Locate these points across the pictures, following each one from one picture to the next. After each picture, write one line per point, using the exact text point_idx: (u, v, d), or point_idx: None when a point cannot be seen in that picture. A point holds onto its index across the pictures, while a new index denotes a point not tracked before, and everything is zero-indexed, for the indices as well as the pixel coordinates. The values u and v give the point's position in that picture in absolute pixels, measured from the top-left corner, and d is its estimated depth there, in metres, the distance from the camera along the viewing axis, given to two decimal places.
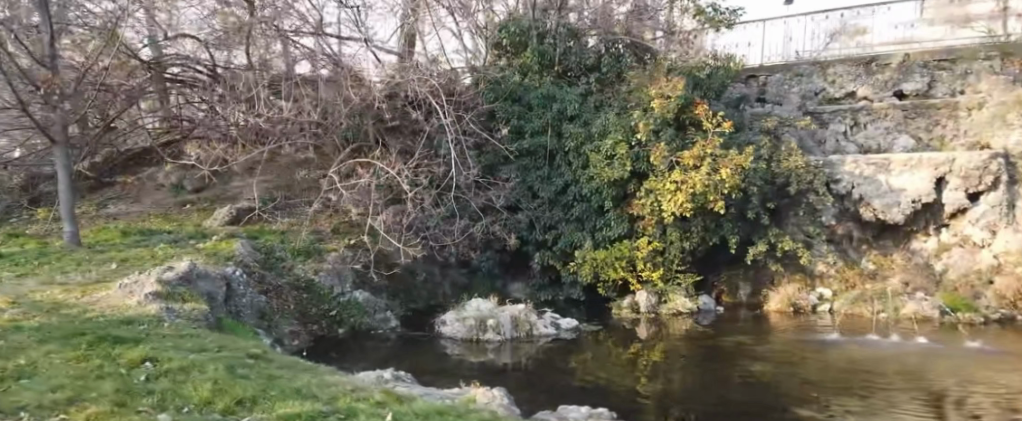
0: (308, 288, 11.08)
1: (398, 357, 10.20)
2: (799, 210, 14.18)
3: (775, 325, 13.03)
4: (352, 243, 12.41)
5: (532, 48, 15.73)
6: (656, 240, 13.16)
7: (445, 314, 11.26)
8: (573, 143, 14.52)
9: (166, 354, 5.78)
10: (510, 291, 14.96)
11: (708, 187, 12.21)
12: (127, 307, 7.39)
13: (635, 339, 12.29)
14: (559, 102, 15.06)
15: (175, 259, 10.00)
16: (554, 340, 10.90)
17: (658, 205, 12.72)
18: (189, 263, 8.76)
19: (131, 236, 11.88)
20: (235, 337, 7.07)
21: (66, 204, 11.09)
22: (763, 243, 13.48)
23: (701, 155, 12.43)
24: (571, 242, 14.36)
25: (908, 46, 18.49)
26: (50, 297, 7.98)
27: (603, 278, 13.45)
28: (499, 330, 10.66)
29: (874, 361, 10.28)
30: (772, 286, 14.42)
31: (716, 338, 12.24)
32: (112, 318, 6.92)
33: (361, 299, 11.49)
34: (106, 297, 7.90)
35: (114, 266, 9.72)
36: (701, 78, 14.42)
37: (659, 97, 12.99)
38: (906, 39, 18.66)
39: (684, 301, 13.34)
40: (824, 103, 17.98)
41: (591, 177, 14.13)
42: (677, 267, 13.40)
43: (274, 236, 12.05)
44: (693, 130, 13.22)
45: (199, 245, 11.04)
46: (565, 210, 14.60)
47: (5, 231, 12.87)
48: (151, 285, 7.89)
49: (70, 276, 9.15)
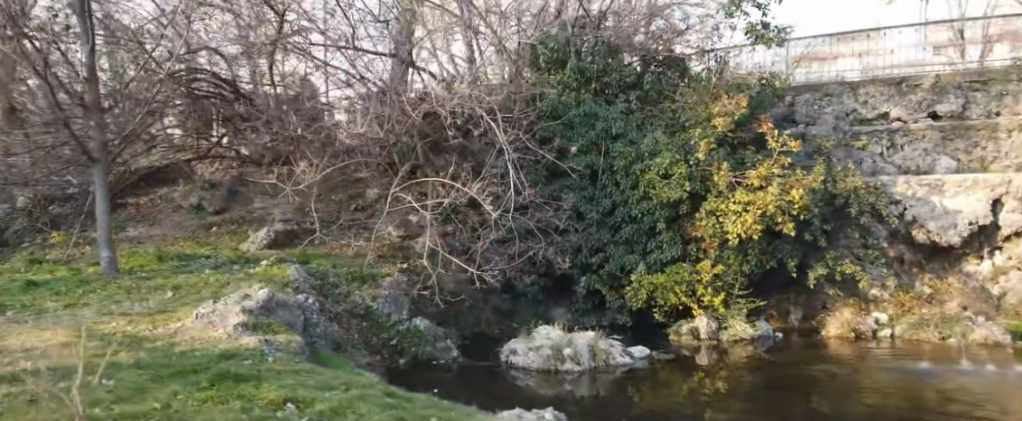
0: (367, 316, 10.32)
1: (471, 389, 9.37)
2: (850, 232, 13.86)
3: (839, 352, 12.59)
4: (406, 268, 11.70)
5: (572, 65, 15.23)
6: (717, 263, 12.59)
7: (512, 342, 10.45)
8: (622, 162, 13.88)
9: (302, 393, 5.19)
10: (554, 317, 14.28)
11: (777, 208, 11.78)
12: (216, 339, 6.67)
13: (702, 368, 11.71)
14: (603, 121, 14.58)
15: (235, 287, 9.16)
16: (632, 370, 10.11)
17: (721, 227, 12.21)
18: (266, 291, 8.02)
19: (169, 261, 10.93)
20: (346, 373, 6.42)
21: (104, 226, 10.06)
22: (824, 267, 12.97)
23: (768, 176, 11.94)
24: (622, 265, 13.79)
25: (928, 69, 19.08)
26: (119, 329, 7.18)
27: (659, 303, 12.86)
28: (578, 360, 9.87)
29: (975, 393, 9.99)
30: (826, 311, 13.99)
31: (789, 367, 11.78)
32: (209, 353, 6.22)
33: (422, 327, 10.67)
34: (184, 329, 7.13)
35: (170, 294, 8.85)
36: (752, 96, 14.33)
37: (722, 115, 12.54)
38: (927, 61, 19.27)
39: (745, 327, 12.73)
40: (856, 123, 18.10)
41: (642, 198, 13.64)
42: (737, 291, 12.86)
43: (324, 261, 11.30)
44: (753, 148, 12.93)
45: (250, 271, 10.22)
46: (612, 232, 14.00)
47: (23, 255, 11.82)
48: (236, 315, 7.17)
49: (127, 305, 8.29)
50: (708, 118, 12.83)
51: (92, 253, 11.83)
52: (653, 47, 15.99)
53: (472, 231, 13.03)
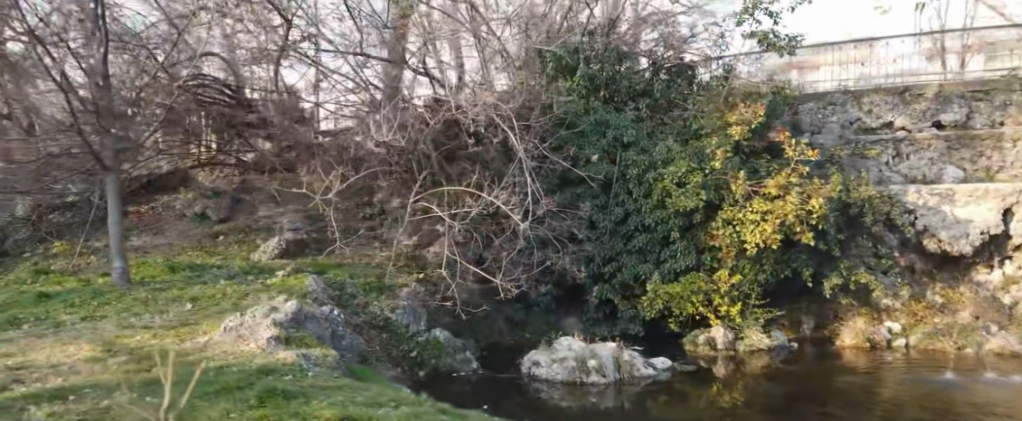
0: (386, 327, 10.07)
1: (496, 403, 9.14)
2: (861, 240, 13.73)
3: (857, 362, 12.53)
4: (421, 278, 11.48)
5: (582, 72, 15.15)
6: (734, 273, 12.50)
7: (533, 353, 10.25)
8: (635, 171, 13.86)
9: (358, 411, 5.02)
10: (565, 327, 14.14)
11: (797, 217, 11.73)
12: (249, 354, 6.44)
13: (723, 379, 11.59)
14: (615, 129, 14.53)
15: (255, 300, 8.94)
16: (656, 382, 9.91)
17: (739, 236, 12.10)
18: (293, 302, 7.81)
19: (181, 272, 10.64)
20: (388, 388, 6.24)
21: (115, 236, 9.75)
22: (839, 277, 12.91)
23: (786, 185, 11.92)
24: (636, 275, 13.68)
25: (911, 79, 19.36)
26: (146, 344, 6.94)
27: (675, 313, 12.75)
28: (604, 372, 9.69)
29: (1004, 406, 9.97)
30: (839, 320, 13.94)
31: (810, 377, 11.68)
32: (246, 368, 5.99)
33: (442, 338, 10.46)
34: (213, 343, 6.89)
35: (189, 307, 8.59)
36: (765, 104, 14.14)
37: (739, 123, 12.60)
38: (909, 72, 19.59)
39: (761, 337, 12.64)
40: (860, 132, 18.15)
41: (656, 206, 13.54)
42: (753, 301, 12.78)
43: (340, 271, 11.07)
44: (769, 157, 12.97)
45: (266, 282, 9.98)
46: (625, 241, 13.90)
47: (26, 265, 11.47)
48: (268, 328, 6.96)
49: (146, 318, 8.03)
50: (724, 126, 12.88)
51: (98, 263, 11.50)
52: (663, 54, 16.06)
53: (487, 240, 12.87)
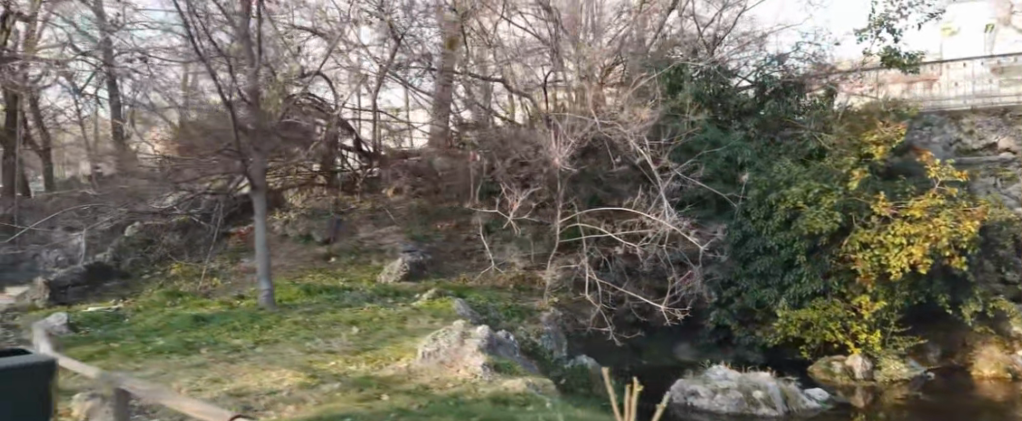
0: (534, 353, 9.33)
1: None
2: (988, 264, 12.95)
3: (1004, 393, 11.95)
4: (555, 303, 11.11)
5: (689, 89, 14.65)
6: (879, 298, 12.14)
7: (687, 382, 9.62)
8: (754, 192, 13.17)
9: None
10: (681, 353, 13.67)
11: (949, 241, 11.37)
12: (471, 384, 6.03)
13: (873, 410, 11.08)
14: (726, 149, 14.09)
15: (418, 324, 8.63)
16: (824, 415, 9.26)
17: (881, 260, 11.74)
18: (481, 327, 7.46)
19: (317, 294, 10.37)
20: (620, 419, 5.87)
21: (263, 257, 9.52)
22: (977, 304, 12.38)
23: (932, 207, 11.62)
24: (759, 300, 13.17)
25: (990, 99, 18.82)
26: (345, 370, 6.65)
27: (811, 339, 12.54)
28: (773, 404, 9.01)
29: None
30: (969, 349, 13.42)
31: (963, 409, 11.14)
32: (479, 397, 5.66)
33: (588, 365, 10.05)
34: (420, 369, 6.56)
35: (355, 330, 8.29)
36: (904, 111, 13.24)
37: (880, 142, 12.42)
38: (989, 93, 19.03)
39: (901, 367, 12.23)
40: (961, 154, 17.66)
41: (778, 228, 12.90)
42: (892, 328, 12.49)
43: (477, 294, 10.70)
44: (906, 177, 12.72)
45: (413, 305, 9.68)
46: (743, 264, 13.32)
47: (154, 287, 11.26)
48: (476, 353, 6.62)
49: (321, 342, 7.75)
50: (861, 145, 12.70)
51: (227, 287, 11.26)
52: (769, 74, 15.80)
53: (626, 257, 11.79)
